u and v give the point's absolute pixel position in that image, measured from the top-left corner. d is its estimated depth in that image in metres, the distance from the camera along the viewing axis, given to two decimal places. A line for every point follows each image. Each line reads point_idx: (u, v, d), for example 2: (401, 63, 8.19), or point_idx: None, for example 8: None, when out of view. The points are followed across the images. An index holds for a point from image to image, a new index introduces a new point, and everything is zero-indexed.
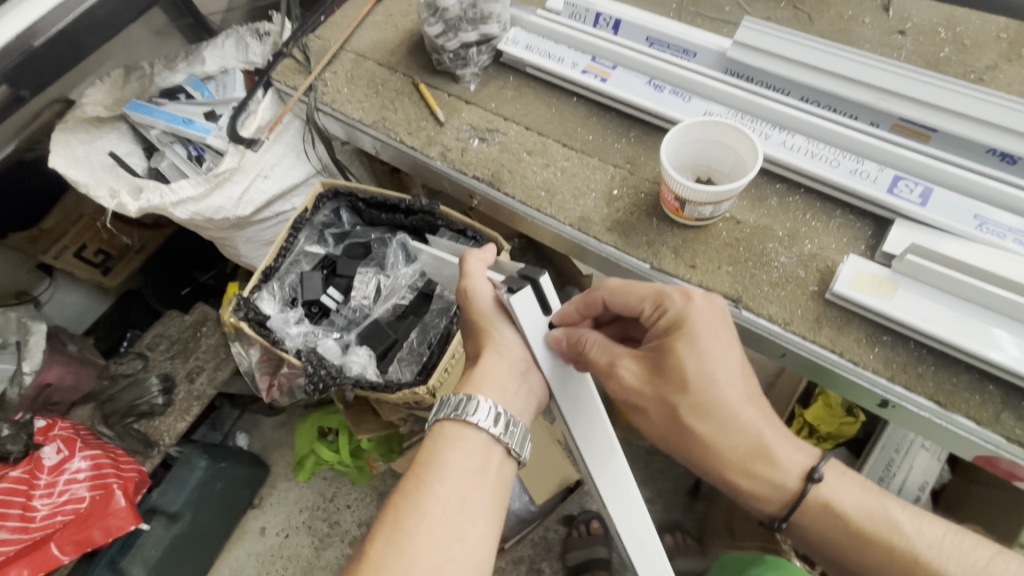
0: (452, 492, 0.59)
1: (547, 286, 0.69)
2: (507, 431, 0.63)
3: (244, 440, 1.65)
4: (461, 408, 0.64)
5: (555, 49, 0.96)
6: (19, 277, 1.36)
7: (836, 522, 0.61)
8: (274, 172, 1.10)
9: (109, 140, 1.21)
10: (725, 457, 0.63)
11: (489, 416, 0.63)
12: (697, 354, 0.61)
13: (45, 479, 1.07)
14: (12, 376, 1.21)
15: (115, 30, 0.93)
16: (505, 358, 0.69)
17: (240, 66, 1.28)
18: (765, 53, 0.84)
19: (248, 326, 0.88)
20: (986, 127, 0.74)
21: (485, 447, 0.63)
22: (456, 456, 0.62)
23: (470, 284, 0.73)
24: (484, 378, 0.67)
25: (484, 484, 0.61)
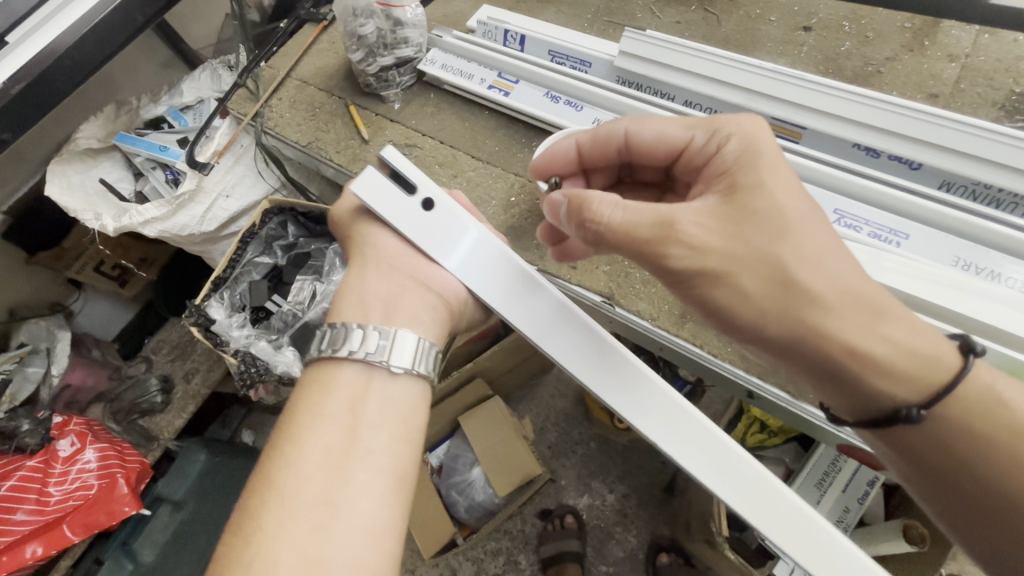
0: (325, 442, 0.53)
1: (397, 160, 0.62)
2: (376, 350, 0.58)
3: (250, 437, 1.62)
4: (331, 339, 0.59)
5: (468, 67, 1.03)
6: (53, 290, 1.43)
7: (999, 415, 0.48)
8: (235, 191, 1.22)
9: (102, 169, 1.32)
10: (854, 320, 0.47)
11: (353, 338, 0.58)
12: (776, 180, 0.50)
13: (60, 468, 1.15)
14: (42, 378, 1.30)
15: (106, 53, 0.98)
16: (376, 265, 0.64)
17: (214, 95, 1.39)
18: (648, 61, 0.89)
19: (195, 331, 1.00)
20: (847, 123, 0.76)
21: (359, 374, 0.57)
22: (329, 399, 0.56)
23: (340, 210, 0.71)
24: (353, 296, 0.63)
25: (370, 422, 0.55)
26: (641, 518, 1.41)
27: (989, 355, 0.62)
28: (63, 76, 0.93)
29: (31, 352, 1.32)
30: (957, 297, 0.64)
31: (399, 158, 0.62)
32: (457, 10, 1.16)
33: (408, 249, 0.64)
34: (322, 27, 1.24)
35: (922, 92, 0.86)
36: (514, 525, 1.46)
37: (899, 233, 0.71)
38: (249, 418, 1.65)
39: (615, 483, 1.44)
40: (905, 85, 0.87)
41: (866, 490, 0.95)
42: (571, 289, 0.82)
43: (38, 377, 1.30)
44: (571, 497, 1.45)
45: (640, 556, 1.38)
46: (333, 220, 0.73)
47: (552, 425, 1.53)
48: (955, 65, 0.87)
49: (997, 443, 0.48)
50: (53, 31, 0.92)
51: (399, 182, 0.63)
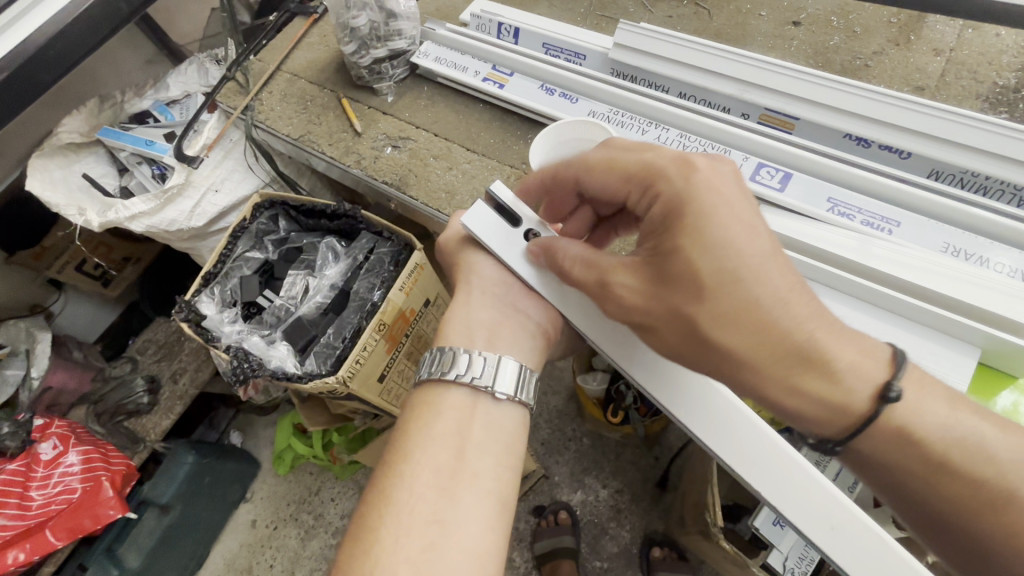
0: (435, 459, 0.55)
1: (506, 196, 0.67)
2: (481, 375, 0.59)
3: (239, 439, 1.60)
4: (437, 363, 0.62)
5: (461, 59, 1.03)
6: (31, 291, 1.38)
7: (909, 447, 0.48)
8: (225, 185, 1.19)
9: (86, 164, 1.29)
10: (764, 374, 0.47)
11: (457, 361, 0.61)
12: (710, 245, 0.46)
13: (42, 472, 1.11)
14: (22, 381, 1.23)
15: (90, 43, 0.96)
16: (480, 290, 0.66)
17: (202, 89, 1.36)
18: (643, 53, 0.89)
19: (186, 327, 0.98)
20: (839, 113, 0.78)
21: (464, 396, 0.59)
22: (439, 419, 0.58)
23: (446, 235, 0.75)
24: (456, 321, 0.66)
25: (474, 444, 0.56)
26: (635, 513, 1.41)
27: (981, 338, 0.63)
28: (45, 69, 0.91)
29: (9, 353, 1.25)
30: (947, 282, 0.65)
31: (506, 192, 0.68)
32: (450, 3, 1.15)
33: (512, 279, 0.67)
34: (312, 19, 1.22)
35: (909, 85, 0.88)
36: (508, 522, 1.46)
37: (890, 221, 0.72)
38: (237, 419, 1.62)
39: (608, 479, 1.45)
40: (892, 78, 0.89)
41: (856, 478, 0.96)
42: None
43: (17, 380, 1.23)
44: (564, 494, 1.45)
45: (634, 550, 1.38)
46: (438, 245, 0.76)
47: (545, 421, 1.53)
48: (940, 59, 0.89)
49: (913, 471, 0.48)
50: (32, 23, 0.89)
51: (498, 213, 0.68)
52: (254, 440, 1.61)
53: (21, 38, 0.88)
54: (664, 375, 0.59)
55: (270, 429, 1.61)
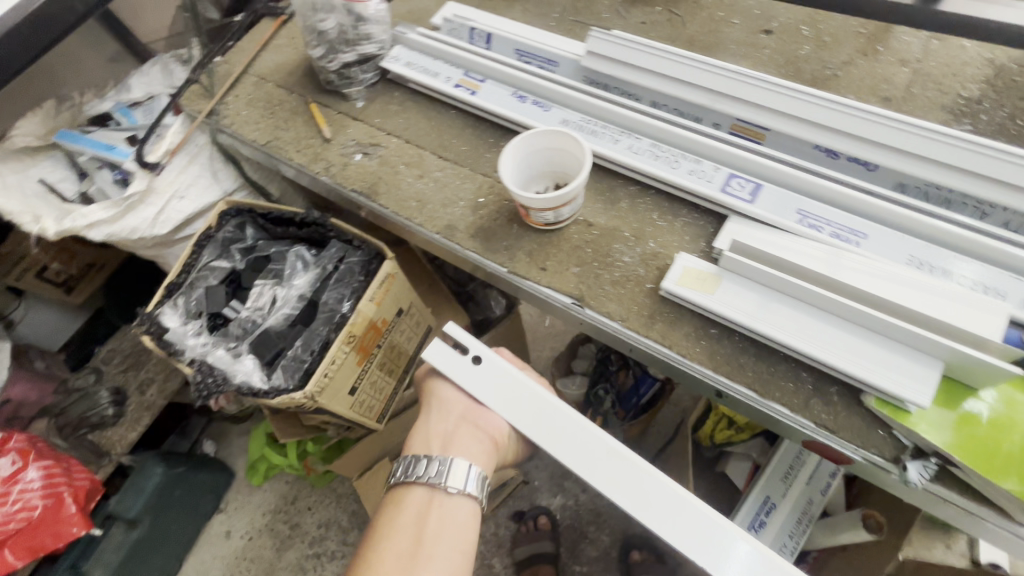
0: (399, 550, 0.63)
1: (454, 329, 0.71)
2: (437, 476, 0.68)
3: (212, 448, 1.55)
4: (399, 469, 0.71)
5: (433, 65, 1.01)
6: None
7: None
8: (191, 191, 1.15)
9: (43, 168, 1.22)
10: None
11: (415, 468, 0.69)
12: None
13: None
14: None
15: (47, 43, 0.90)
16: (439, 408, 0.74)
17: (167, 91, 1.31)
18: (614, 61, 0.89)
19: (147, 341, 0.94)
20: (808, 124, 0.78)
21: (421, 495, 0.68)
22: (398, 512, 0.67)
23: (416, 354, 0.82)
24: (419, 432, 0.74)
25: (431, 533, 0.64)
26: (614, 517, 1.40)
27: (944, 351, 0.63)
28: None
29: None
30: (910, 295, 0.66)
31: (459, 329, 0.71)
32: (423, 6, 1.13)
33: (463, 398, 0.72)
34: (281, 21, 1.19)
35: (876, 96, 0.89)
36: (487, 529, 1.44)
37: (858, 233, 0.73)
38: (210, 428, 1.58)
39: (587, 484, 1.44)
40: (860, 88, 0.90)
41: (828, 481, 0.99)
42: (540, 291, 0.80)
43: None
44: (544, 498, 1.44)
45: (613, 554, 1.37)
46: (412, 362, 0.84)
47: None
48: (906, 70, 0.90)
49: None
50: None
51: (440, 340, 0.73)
52: (228, 449, 1.57)
53: None
54: (557, 428, 0.64)
55: (243, 438, 1.57)
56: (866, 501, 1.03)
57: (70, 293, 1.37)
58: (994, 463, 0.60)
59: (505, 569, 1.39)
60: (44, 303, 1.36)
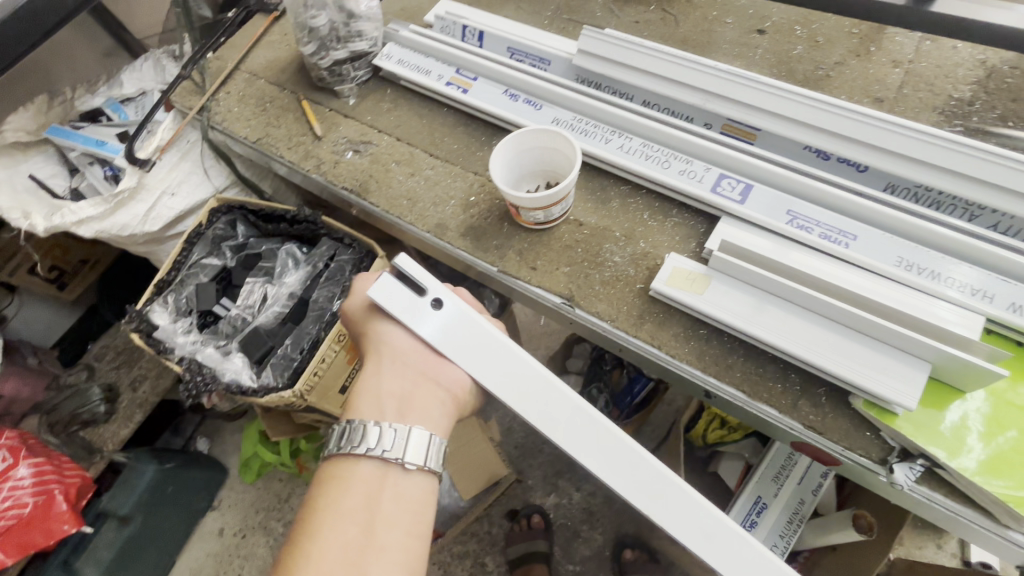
0: (340, 538, 0.55)
1: (408, 265, 0.64)
2: (393, 447, 0.60)
3: (205, 446, 1.54)
4: (339, 441, 0.62)
5: (425, 62, 1.00)
6: None
7: None
8: (182, 188, 1.14)
9: (33, 164, 1.20)
10: None
11: (363, 436, 0.60)
12: None
13: None
14: None
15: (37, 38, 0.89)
16: (391, 360, 0.66)
17: (159, 87, 1.30)
18: (606, 60, 0.88)
19: (136, 338, 0.94)
20: (798, 125, 0.78)
21: (370, 471, 0.60)
22: (336, 496, 0.59)
23: (358, 304, 0.72)
24: (369, 395, 0.65)
25: (381, 517, 0.57)
26: (607, 515, 1.40)
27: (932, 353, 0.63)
28: None
29: None
30: (895, 298, 0.66)
31: (413, 265, 0.65)
32: (416, 3, 1.12)
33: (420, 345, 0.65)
34: (273, 17, 1.19)
35: (868, 97, 0.89)
36: (481, 527, 1.43)
37: (847, 234, 0.73)
38: (204, 425, 1.57)
39: (581, 482, 1.44)
40: (853, 89, 0.89)
41: (819, 481, 0.97)
42: (530, 291, 0.80)
43: None
44: (537, 497, 1.44)
45: (606, 553, 1.37)
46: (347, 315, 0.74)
47: (518, 425, 1.52)
48: (899, 70, 0.90)
49: None
50: None
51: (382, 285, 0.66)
52: (221, 446, 1.56)
53: None
54: (537, 396, 0.59)
55: (237, 435, 1.56)
56: (857, 501, 1.03)
57: (62, 290, 1.37)
58: (1003, 469, 0.60)
59: (497, 568, 1.39)
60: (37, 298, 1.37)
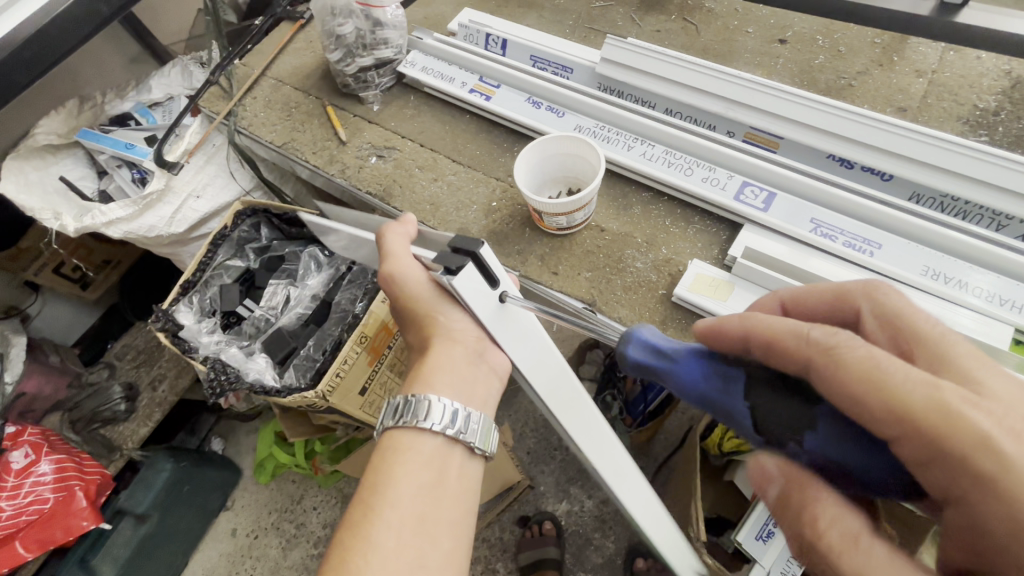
0: (407, 515, 0.50)
1: (485, 255, 0.55)
2: (466, 429, 0.55)
3: (220, 445, 1.56)
4: (406, 411, 0.55)
5: (448, 70, 1.02)
6: (7, 292, 1.30)
7: None
8: (207, 191, 1.17)
9: (63, 166, 1.23)
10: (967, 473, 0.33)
11: (435, 411, 0.55)
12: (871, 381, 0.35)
13: (12, 481, 1.05)
14: None
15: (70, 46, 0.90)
16: (457, 347, 0.60)
17: (185, 92, 1.33)
18: (629, 68, 0.89)
19: (162, 337, 0.95)
20: (822, 134, 0.78)
21: (438, 446, 0.55)
22: (402, 464, 0.53)
23: (410, 276, 0.64)
24: (433, 371, 0.58)
25: (448, 496, 0.53)
26: (620, 523, 1.39)
27: None
28: (17, 69, 0.84)
29: None
30: (920, 307, 0.66)
31: (490, 255, 0.56)
32: (439, 12, 1.14)
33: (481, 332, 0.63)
34: (299, 25, 1.21)
35: (891, 106, 0.89)
36: (492, 532, 1.43)
37: (873, 243, 0.72)
38: (219, 425, 1.59)
39: (594, 489, 1.43)
40: (876, 98, 0.90)
41: None
42: (552, 295, 0.80)
43: None
44: (550, 504, 1.43)
45: (619, 561, 1.36)
46: (390, 284, 0.66)
47: (532, 430, 1.52)
48: (922, 80, 0.90)
49: None
50: (14, 20, 0.84)
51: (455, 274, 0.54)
52: (236, 447, 1.57)
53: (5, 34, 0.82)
54: (576, 410, 0.62)
55: (252, 436, 1.57)
56: None
57: (85, 289, 1.40)
58: None
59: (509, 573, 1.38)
60: (61, 297, 1.40)
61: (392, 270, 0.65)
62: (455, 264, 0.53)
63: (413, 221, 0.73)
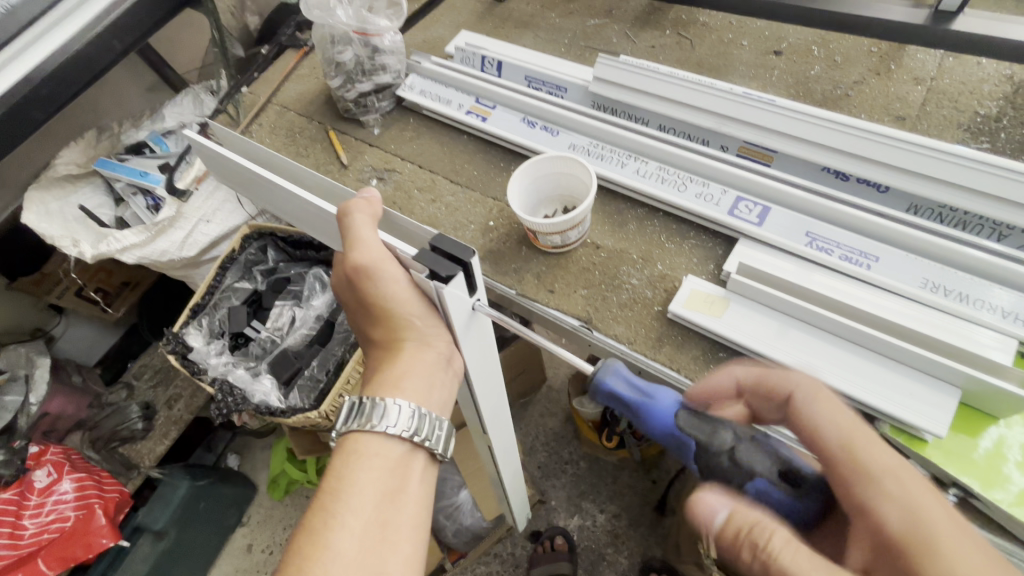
0: (367, 521, 0.51)
1: (474, 266, 0.54)
2: (431, 435, 0.56)
3: (235, 462, 1.58)
4: (374, 415, 0.54)
5: (446, 92, 1.04)
6: (33, 316, 1.36)
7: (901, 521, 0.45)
8: (216, 216, 1.21)
9: (82, 195, 1.27)
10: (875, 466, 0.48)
11: (405, 418, 0.55)
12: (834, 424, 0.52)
13: (35, 500, 1.09)
14: (21, 408, 1.20)
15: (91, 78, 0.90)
16: (427, 352, 0.59)
17: (198, 120, 1.37)
18: (622, 87, 0.90)
19: (173, 359, 0.99)
20: (815, 147, 0.78)
21: (404, 452, 0.55)
22: (367, 468, 0.53)
23: (382, 269, 0.57)
24: (405, 374, 0.57)
25: (409, 500, 0.53)
26: (632, 538, 1.37)
27: (961, 378, 0.62)
28: (38, 106, 0.85)
29: (9, 380, 1.22)
30: (918, 321, 0.65)
31: (478, 267, 0.54)
32: (438, 35, 1.17)
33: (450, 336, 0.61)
34: (303, 52, 1.25)
35: (890, 115, 0.88)
36: (503, 548, 1.41)
37: (869, 255, 0.72)
38: (234, 442, 1.61)
39: (606, 503, 1.42)
40: (873, 108, 0.89)
41: None
42: (548, 313, 0.80)
43: (16, 406, 1.20)
44: (561, 519, 1.42)
45: None
46: (355, 274, 0.57)
47: (542, 444, 1.51)
48: (921, 88, 0.89)
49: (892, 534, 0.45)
50: (35, 57, 0.84)
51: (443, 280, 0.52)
52: (251, 463, 1.59)
53: (32, 67, 0.83)
54: (489, 386, 0.74)
55: (265, 453, 1.59)
56: None
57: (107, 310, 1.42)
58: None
59: None
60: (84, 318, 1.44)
61: (361, 261, 0.56)
62: (449, 272, 0.51)
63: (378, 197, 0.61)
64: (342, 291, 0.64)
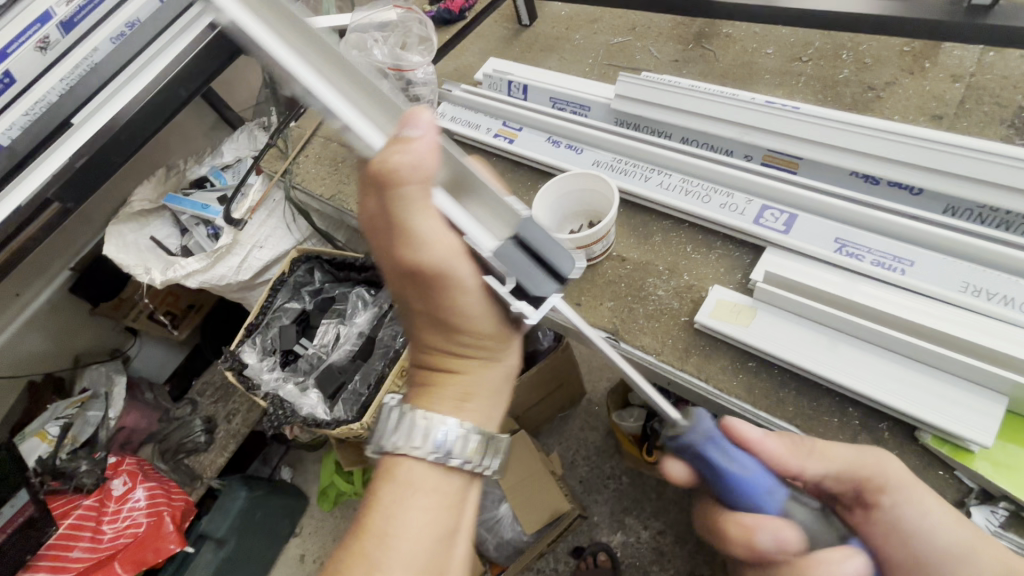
0: (417, 572, 0.53)
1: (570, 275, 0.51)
2: (484, 464, 0.57)
3: (289, 474, 1.65)
4: (426, 446, 0.54)
5: (475, 118, 1.09)
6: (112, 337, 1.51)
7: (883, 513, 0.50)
8: (268, 242, 1.31)
9: (153, 227, 1.40)
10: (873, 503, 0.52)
11: (463, 448, 0.55)
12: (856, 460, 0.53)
13: (112, 507, 1.19)
14: (101, 422, 1.34)
15: (172, 111, 0.95)
16: (488, 353, 0.59)
17: (252, 154, 1.46)
18: (644, 102, 0.92)
19: (230, 374, 1.07)
20: (843, 152, 0.77)
21: (456, 487, 0.56)
22: (422, 507, 0.54)
23: (452, 274, 0.52)
24: (472, 392, 0.58)
25: (454, 544, 0.56)
26: (678, 556, 1.34)
27: (1007, 385, 0.60)
28: None
29: (92, 397, 1.37)
30: (958, 325, 0.63)
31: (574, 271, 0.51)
32: (467, 63, 1.23)
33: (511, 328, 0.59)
34: None
35: (926, 115, 0.86)
36: (546, 563, 1.42)
37: (903, 260, 0.70)
38: (288, 455, 1.68)
39: (649, 520, 1.39)
40: (908, 109, 0.87)
41: None
42: (576, 325, 0.82)
43: (96, 420, 1.33)
44: (604, 535, 1.40)
45: None
46: (422, 275, 0.53)
47: (582, 458, 1.51)
48: (959, 85, 0.87)
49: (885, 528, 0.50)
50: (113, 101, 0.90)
51: (533, 299, 0.50)
52: (303, 475, 1.66)
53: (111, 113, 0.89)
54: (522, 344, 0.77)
55: (317, 465, 1.66)
56: None
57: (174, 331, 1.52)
58: None
59: None
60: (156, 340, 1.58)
61: (431, 265, 0.51)
62: (544, 294, 0.49)
63: (435, 146, 0.49)
64: (390, 277, 0.59)
